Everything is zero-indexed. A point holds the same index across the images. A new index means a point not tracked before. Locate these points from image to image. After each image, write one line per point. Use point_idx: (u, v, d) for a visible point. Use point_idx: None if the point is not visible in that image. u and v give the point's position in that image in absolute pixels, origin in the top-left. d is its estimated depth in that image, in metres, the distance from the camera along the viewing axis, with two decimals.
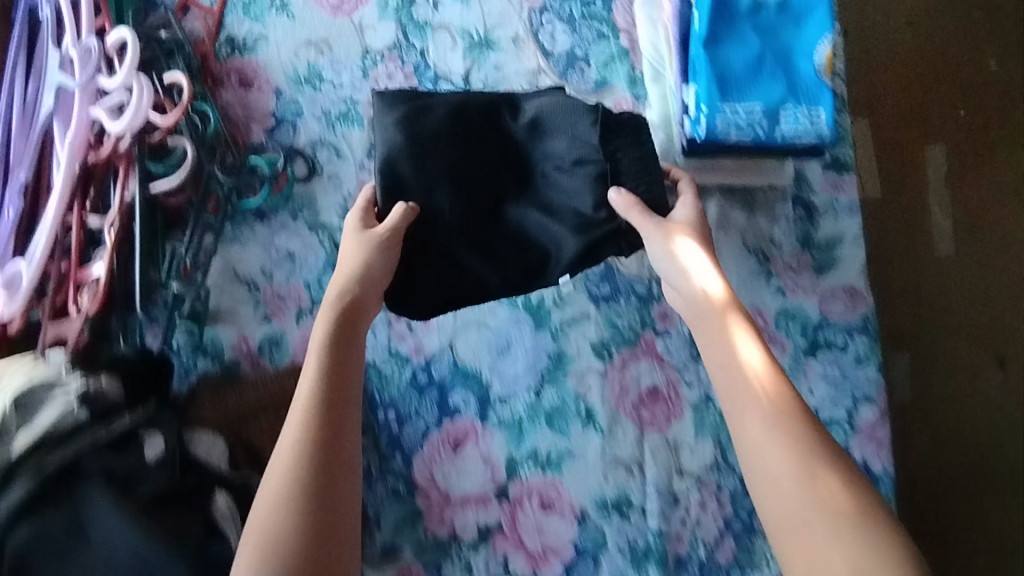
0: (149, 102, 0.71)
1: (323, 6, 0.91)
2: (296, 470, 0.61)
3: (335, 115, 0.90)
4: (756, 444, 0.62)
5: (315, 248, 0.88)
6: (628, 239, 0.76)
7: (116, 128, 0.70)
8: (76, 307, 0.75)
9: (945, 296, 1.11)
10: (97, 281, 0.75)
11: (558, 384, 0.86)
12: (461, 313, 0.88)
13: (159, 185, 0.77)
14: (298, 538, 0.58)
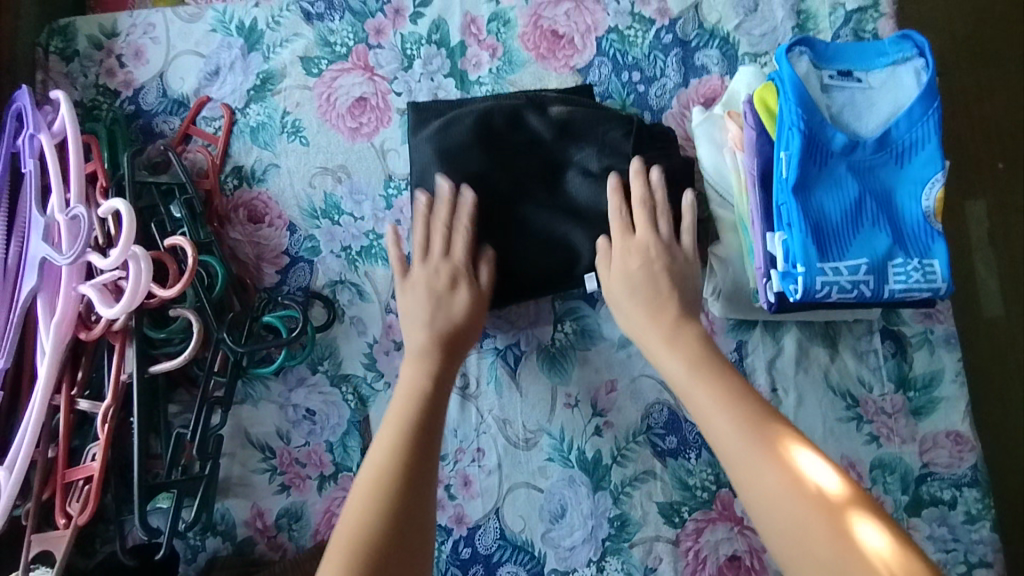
0: (147, 279, 0.63)
1: (341, 129, 0.85)
2: (393, 479, 0.60)
3: (356, 250, 0.82)
4: None
5: (338, 406, 0.79)
6: None
7: (113, 312, 0.63)
8: (62, 514, 0.65)
9: (1005, 371, 1.06)
10: (86, 482, 0.66)
11: (623, 556, 0.74)
12: (507, 474, 0.77)
13: (161, 365, 0.68)
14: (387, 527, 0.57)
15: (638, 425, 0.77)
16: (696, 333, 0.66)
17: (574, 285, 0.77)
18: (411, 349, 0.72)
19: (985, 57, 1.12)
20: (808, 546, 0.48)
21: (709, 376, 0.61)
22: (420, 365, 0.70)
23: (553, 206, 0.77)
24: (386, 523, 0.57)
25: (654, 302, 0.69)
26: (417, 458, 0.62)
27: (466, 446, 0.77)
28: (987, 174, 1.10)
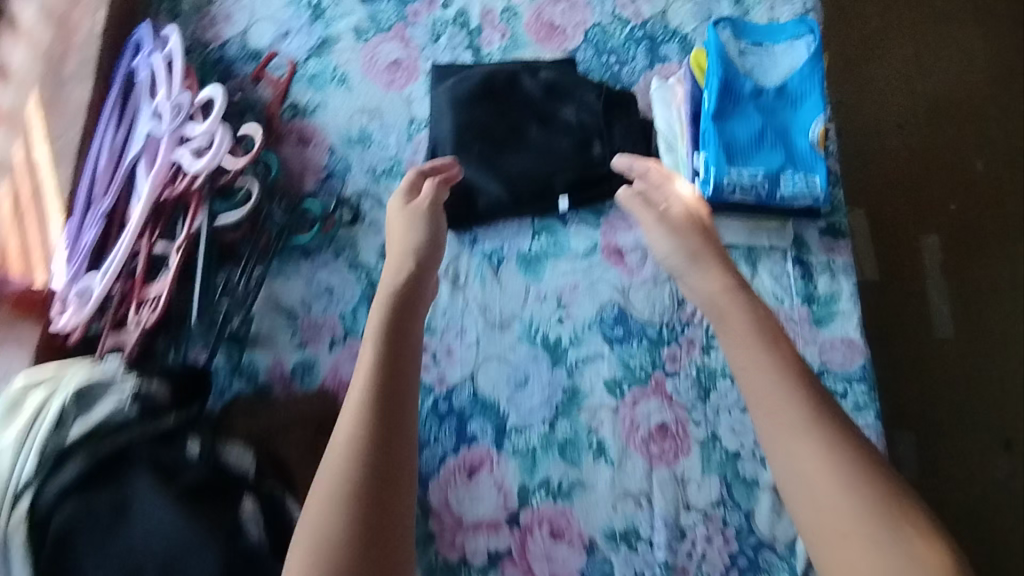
0: (228, 145, 0.86)
1: (379, 81, 1.06)
2: (364, 423, 0.66)
3: (380, 170, 1.01)
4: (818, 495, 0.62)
5: (352, 284, 0.96)
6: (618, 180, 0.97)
7: (197, 167, 0.85)
8: (136, 319, 0.83)
9: (966, 384, 1.41)
10: (158, 297, 0.84)
11: (572, 418, 0.90)
12: (483, 348, 0.93)
13: (224, 220, 0.88)
14: (357, 465, 0.63)
15: (592, 318, 0.94)
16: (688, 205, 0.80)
17: (549, 203, 0.96)
18: (375, 325, 0.74)
19: (925, 129, 1.57)
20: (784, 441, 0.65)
21: (734, 332, 0.72)
22: (387, 340, 0.73)
23: (538, 141, 0.97)
24: (349, 503, 0.62)
25: (693, 253, 0.77)
26: (387, 410, 0.67)
27: (452, 325, 0.94)
28: (914, 237, 1.50)
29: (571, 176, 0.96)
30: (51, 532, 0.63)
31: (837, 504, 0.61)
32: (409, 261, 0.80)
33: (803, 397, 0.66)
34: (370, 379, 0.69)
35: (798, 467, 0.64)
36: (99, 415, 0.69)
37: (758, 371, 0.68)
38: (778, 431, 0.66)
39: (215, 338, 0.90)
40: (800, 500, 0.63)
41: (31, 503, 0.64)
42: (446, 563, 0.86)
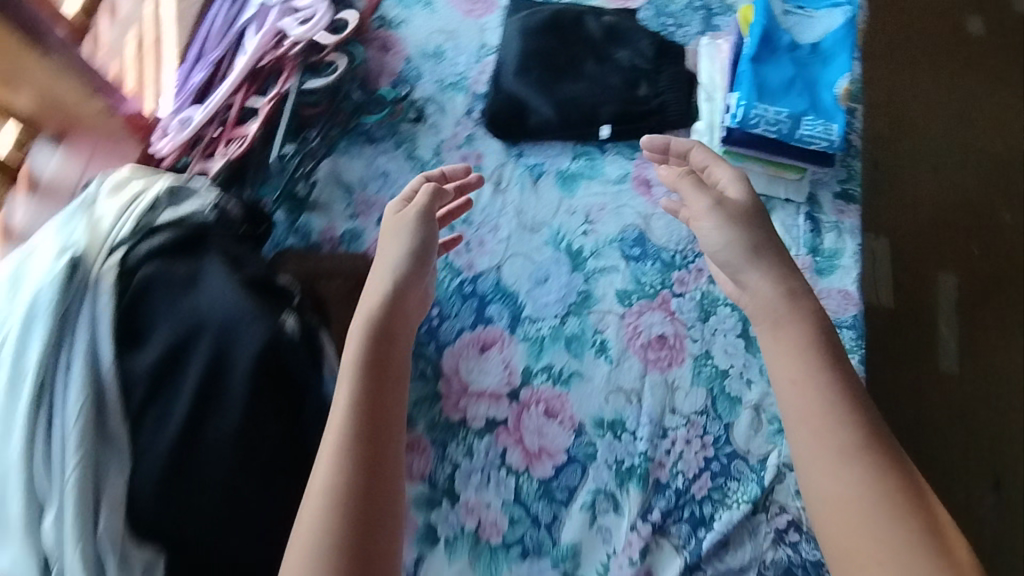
0: (327, 19, 1.00)
1: (459, 9, 1.18)
2: (353, 423, 0.71)
3: (447, 83, 1.13)
4: (851, 504, 0.68)
5: (406, 172, 1.07)
6: (656, 120, 1.07)
7: (298, 33, 1.00)
8: (224, 151, 0.96)
9: (954, 426, 1.45)
10: (246, 137, 0.97)
11: (581, 317, 1.00)
12: (512, 245, 1.04)
13: (311, 84, 1.03)
14: (348, 464, 0.68)
15: (614, 236, 1.04)
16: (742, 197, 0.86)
17: (593, 129, 1.07)
18: (353, 353, 0.76)
19: (954, 172, 1.62)
20: (825, 454, 0.71)
21: (788, 353, 0.77)
22: (365, 368, 0.75)
23: (591, 74, 1.08)
24: (339, 530, 0.65)
25: (755, 247, 0.83)
26: (373, 410, 0.72)
27: (487, 221, 1.05)
28: (931, 277, 1.53)
29: (616, 109, 1.06)
30: (135, 282, 0.73)
31: (877, 522, 0.66)
32: (387, 284, 0.82)
33: (855, 421, 0.72)
34: (355, 402, 0.72)
35: (834, 483, 0.69)
36: (183, 212, 0.80)
37: (809, 389, 0.74)
38: (826, 451, 0.71)
39: (283, 189, 1.02)
40: (829, 516, 0.68)
41: (122, 257, 0.73)
42: (447, 422, 0.95)
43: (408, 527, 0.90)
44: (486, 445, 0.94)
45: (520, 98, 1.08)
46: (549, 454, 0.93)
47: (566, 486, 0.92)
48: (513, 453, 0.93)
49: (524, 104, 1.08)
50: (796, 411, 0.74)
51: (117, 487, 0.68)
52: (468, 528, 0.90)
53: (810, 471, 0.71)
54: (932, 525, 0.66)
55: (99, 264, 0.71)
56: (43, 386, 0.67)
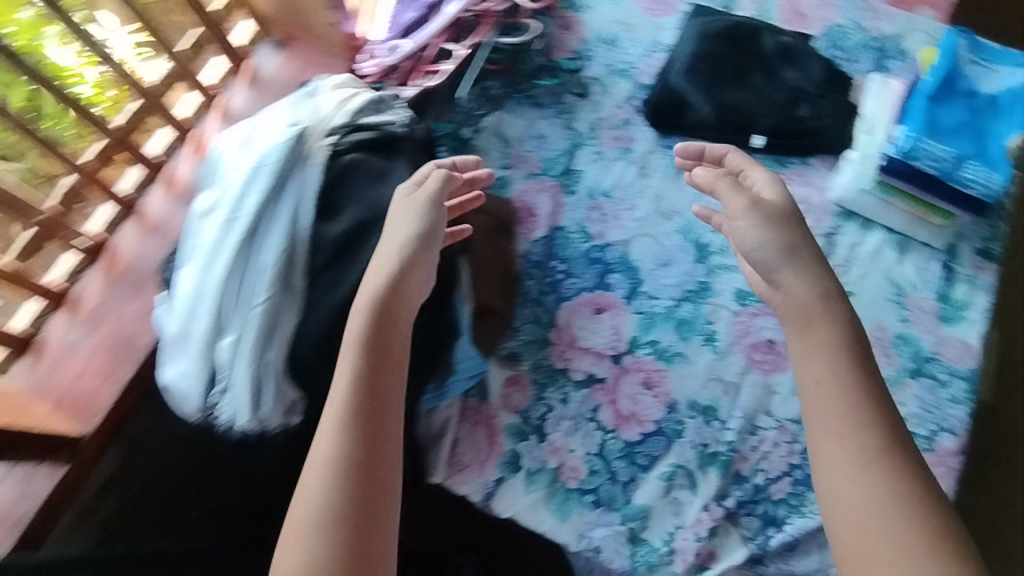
0: None
1: (641, 5, 1.27)
2: (352, 407, 0.69)
3: (616, 69, 1.21)
4: (862, 499, 0.68)
5: (561, 138, 1.16)
6: (809, 141, 1.11)
7: None
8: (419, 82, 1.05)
9: None
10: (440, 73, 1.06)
11: (696, 305, 1.04)
12: (645, 226, 1.10)
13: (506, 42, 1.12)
14: (346, 446, 0.67)
15: None
16: (782, 202, 0.87)
17: (747, 135, 1.12)
18: (353, 338, 0.73)
19: None
20: (845, 447, 0.71)
21: (818, 352, 0.77)
22: (365, 354, 0.72)
23: (755, 86, 1.14)
24: (339, 512, 0.64)
25: (791, 247, 0.83)
26: (372, 391, 0.70)
27: (626, 199, 1.12)
28: None
29: (772, 122, 1.11)
30: (339, 167, 0.84)
31: (889, 524, 0.66)
32: (390, 264, 0.77)
33: (875, 424, 0.71)
34: (355, 385, 0.70)
35: (849, 479, 0.69)
36: (385, 119, 0.91)
37: (835, 389, 0.73)
38: (845, 453, 0.70)
39: (452, 130, 1.12)
40: (841, 511, 0.68)
41: (333, 143, 0.84)
42: (550, 367, 1.02)
43: (496, 450, 0.97)
44: (582, 397, 1.00)
45: (682, 94, 1.15)
46: (638, 421, 0.98)
47: (648, 454, 0.96)
48: (605, 412, 0.99)
49: (684, 100, 1.15)
50: (818, 409, 0.74)
51: (287, 330, 0.78)
52: (550, 466, 0.96)
53: (823, 461, 0.72)
54: (949, 533, 0.66)
55: (317, 141, 0.83)
56: (251, 230, 0.78)
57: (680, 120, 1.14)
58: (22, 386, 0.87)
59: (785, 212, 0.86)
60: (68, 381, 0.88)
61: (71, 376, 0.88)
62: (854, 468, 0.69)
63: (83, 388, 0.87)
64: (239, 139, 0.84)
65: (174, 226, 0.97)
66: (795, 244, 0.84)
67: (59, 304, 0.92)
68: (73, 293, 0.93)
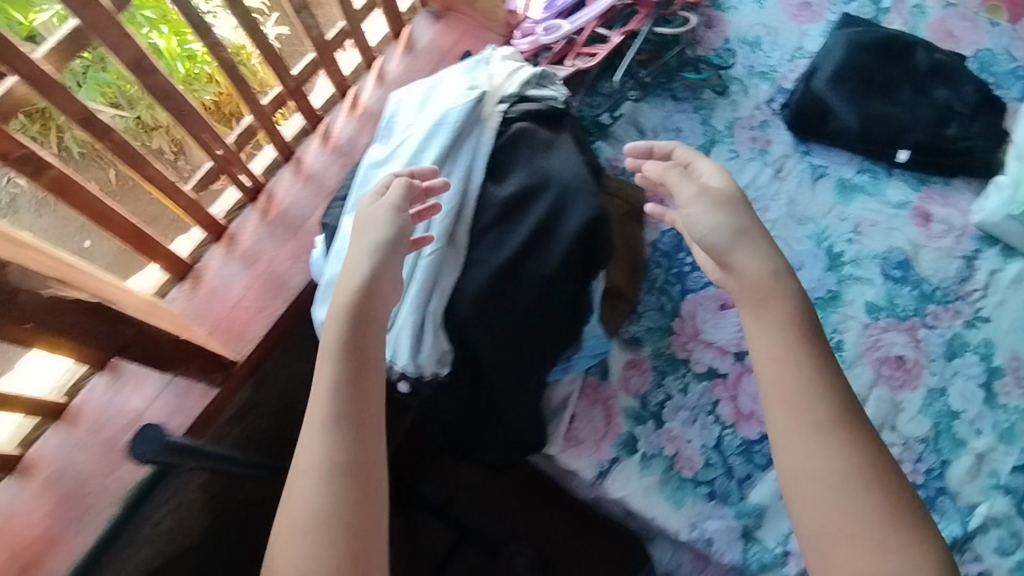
0: None
1: (786, 11, 1.27)
2: (335, 409, 0.66)
3: (757, 71, 1.21)
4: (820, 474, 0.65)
5: (698, 133, 1.16)
6: (955, 162, 1.10)
7: None
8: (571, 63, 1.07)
9: None
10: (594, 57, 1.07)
11: (825, 313, 1.03)
12: (776, 229, 1.09)
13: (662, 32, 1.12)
14: (331, 448, 0.64)
15: (878, 252, 1.06)
16: (726, 187, 0.80)
17: (890, 152, 1.12)
18: (329, 343, 0.69)
19: None
20: (802, 420, 0.67)
21: (772, 327, 0.72)
22: (345, 356, 0.69)
23: (902, 102, 1.13)
24: (330, 513, 0.61)
25: (742, 228, 0.76)
26: (354, 390, 0.67)
27: (759, 200, 1.11)
28: None
29: (916, 140, 1.11)
30: (509, 133, 0.86)
31: (846, 495, 0.63)
32: (365, 270, 0.72)
33: (833, 394, 0.68)
34: (335, 388, 0.67)
35: (808, 456, 0.66)
36: (547, 93, 0.91)
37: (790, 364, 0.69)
38: (801, 423, 0.67)
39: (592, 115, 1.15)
40: (802, 490, 0.65)
41: (505, 110, 0.87)
42: (672, 356, 1.01)
43: (612, 430, 0.97)
44: (701, 389, 0.99)
45: (826, 102, 1.15)
46: (758, 420, 0.97)
47: (767, 453, 0.95)
48: (724, 407, 0.98)
49: (827, 107, 1.14)
50: (774, 380, 0.70)
51: (448, 285, 0.80)
52: (666, 453, 0.96)
53: (782, 436, 0.68)
54: (903, 503, 0.63)
55: (493, 108, 0.86)
56: None
57: (821, 128, 1.14)
58: (180, 311, 0.91)
59: (733, 199, 0.79)
60: (224, 310, 0.92)
61: (228, 306, 0.92)
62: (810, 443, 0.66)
63: (238, 317, 0.91)
64: (416, 97, 0.87)
65: (329, 177, 1.00)
66: (747, 226, 0.77)
67: (218, 237, 0.96)
68: (231, 230, 0.97)
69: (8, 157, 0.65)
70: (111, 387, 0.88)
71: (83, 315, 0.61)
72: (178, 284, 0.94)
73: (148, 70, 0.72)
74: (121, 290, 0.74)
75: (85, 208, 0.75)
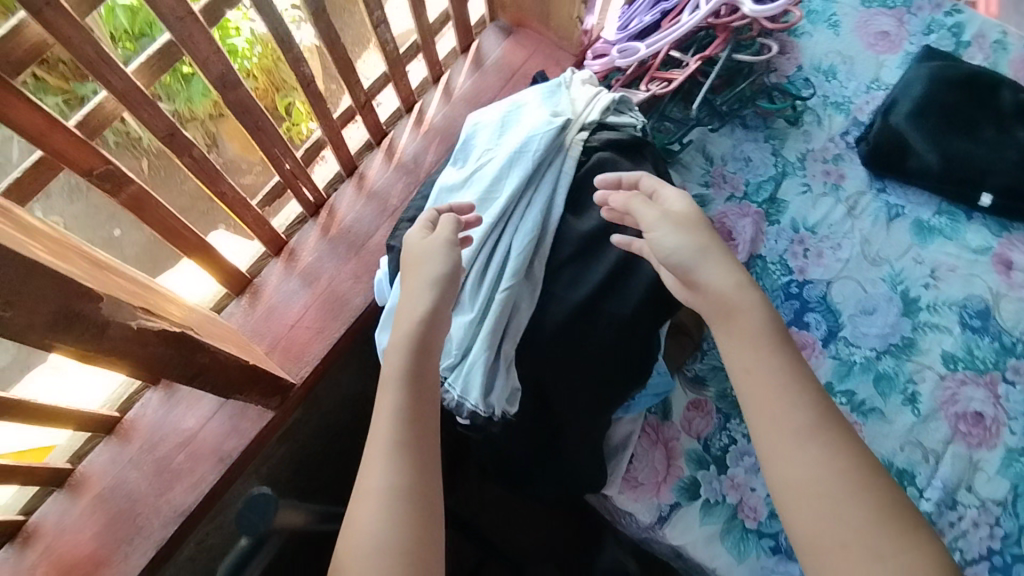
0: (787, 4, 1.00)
1: (863, 40, 1.22)
2: (400, 436, 0.63)
3: (831, 101, 1.17)
4: (810, 482, 0.61)
5: (768, 163, 1.12)
6: None
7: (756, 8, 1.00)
8: (647, 88, 1.03)
9: None
10: (672, 81, 1.03)
11: (900, 361, 0.98)
12: (849, 269, 1.05)
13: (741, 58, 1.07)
14: (396, 476, 0.61)
15: (957, 299, 1.02)
16: (688, 209, 0.72)
17: (972, 194, 1.07)
18: (391, 372, 0.66)
19: None
20: (785, 428, 0.63)
21: (742, 340, 0.67)
22: (407, 387, 0.66)
23: (986, 142, 1.08)
24: (395, 546, 0.58)
25: (705, 247, 0.69)
26: (418, 418, 0.65)
27: (831, 237, 1.07)
28: None
29: (1000, 184, 1.05)
30: (590, 164, 0.83)
31: (837, 506, 0.59)
32: (424, 307, 0.68)
33: (807, 399, 0.64)
34: (400, 414, 0.65)
35: (794, 465, 0.62)
36: (626, 121, 0.87)
37: (767, 374, 0.65)
38: (780, 433, 0.63)
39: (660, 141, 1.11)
40: (793, 503, 0.61)
41: (585, 138, 0.83)
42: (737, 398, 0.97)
43: (673, 473, 0.93)
44: None
45: (905, 139, 1.10)
46: None
47: None
48: None
49: (904, 144, 1.10)
50: (754, 394, 0.65)
51: (522, 321, 0.77)
52: (728, 501, 0.91)
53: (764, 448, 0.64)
54: (896, 505, 0.60)
55: (575, 136, 0.82)
56: (504, 213, 0.78)
57: (898, 165, 1.10)
58: (237, 327, 0.89)
59: (698, 220, 0.71)
60: (283, 328, 0.89)
61: (287, 325, 0.89)
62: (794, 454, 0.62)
63: (297, 337, 0.89)
64: (494, 121, 0.84)
65: (393, 196, 0.97)
66: (711, 246, 0.69)
67: (278, 252, 0.94)
68: (291, 245, 0.95)
69: (92, 174, 0.63)
70: (165, 403, 0.86)
71: (162, 345, 0.57)
72: (235, 299, 0.92)
73: (231, 85, 0.70)
74: (188, 310, 0.71)
75: (157, 224, 0.72)
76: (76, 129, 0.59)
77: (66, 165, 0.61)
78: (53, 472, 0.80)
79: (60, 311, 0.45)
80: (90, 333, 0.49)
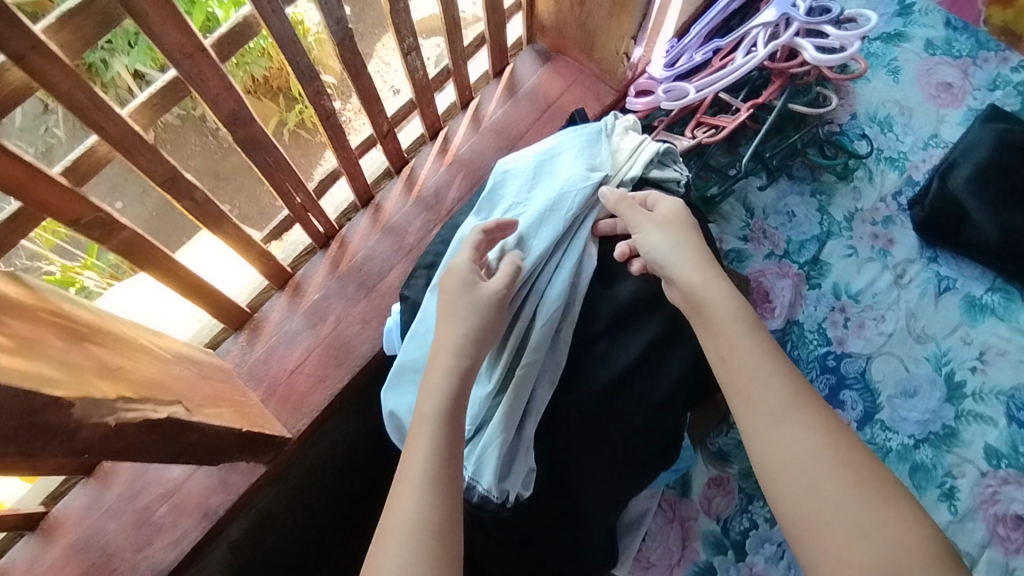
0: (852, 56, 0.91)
1: (924, 90, 1.14)
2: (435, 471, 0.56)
3: (885, 156, 1.09)
4: (794, 458, 0.53)
5: (813, 220, 1.05)
6: None
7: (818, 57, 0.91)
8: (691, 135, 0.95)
9: None
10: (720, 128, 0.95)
11: (939, 452, 0.92)
12: (892, 343, 0.98)
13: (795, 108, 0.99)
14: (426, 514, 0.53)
15: (1005, 388, 0.95)
16: (677, 211, 0.68)
17: None
18: (429, 414, 0.59)
19: None
20: (765, 400, 0.55)
21: (717, 329, 0.60)
22: (447, 423, 0.58)
23: None
24: None
25: (680, 242, 0.65)
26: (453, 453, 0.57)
27: (875, 307, 1.00)
28: None
29: None
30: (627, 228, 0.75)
31: (821, 482, 0.51)
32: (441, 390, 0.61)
33: (784, 371, 0.57)
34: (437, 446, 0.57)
35: (775, 444, 0.54)
36: (670, 177, 0.78)
37: (741, 352, 0.58)
38: (754, 409, 0.56)
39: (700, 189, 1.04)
40: (777, 486, 0.53)
41: None
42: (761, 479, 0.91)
43: (687, 556, 0.88)
44: None
45: (962, 206, 1.02)
46: None
47: None
48: None
49: (960, 211, 1.01)
50: (733, 381, 0.58)
51: (543, 402, 0.70)
52: None
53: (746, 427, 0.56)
54: (881, 475, 0.51)
55: None
56: (530, 276, 0.70)
57: (951, 235, 1.02)
58: (232, 367, 0.83)
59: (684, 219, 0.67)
60: (282, 373, 0.83)
61: (286, 369, 0.83)
62: (774, 430, 0.54)
63: (297, 384, 0.82)
64: (527, 168, 0.77)
65: (410, 232, 0.90)
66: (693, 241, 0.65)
67: (282, 285, 0.87)
68: (297, 279, 0.87)
69: (79, 223, 0.56)
70: None
71: (143, 435, 0.51)
72: (233, 334, 0.85)
73: (242, 122, 0.62)
74: (176, 367, 0.64)
75: (151, 267, 0.65)
76: (62, 177, 0.52)
77: (48, 216, 0.54)
78: (24, 518, 0.74)
79: (22, 428, 0.39)
80: (58, 441, 0.42)
